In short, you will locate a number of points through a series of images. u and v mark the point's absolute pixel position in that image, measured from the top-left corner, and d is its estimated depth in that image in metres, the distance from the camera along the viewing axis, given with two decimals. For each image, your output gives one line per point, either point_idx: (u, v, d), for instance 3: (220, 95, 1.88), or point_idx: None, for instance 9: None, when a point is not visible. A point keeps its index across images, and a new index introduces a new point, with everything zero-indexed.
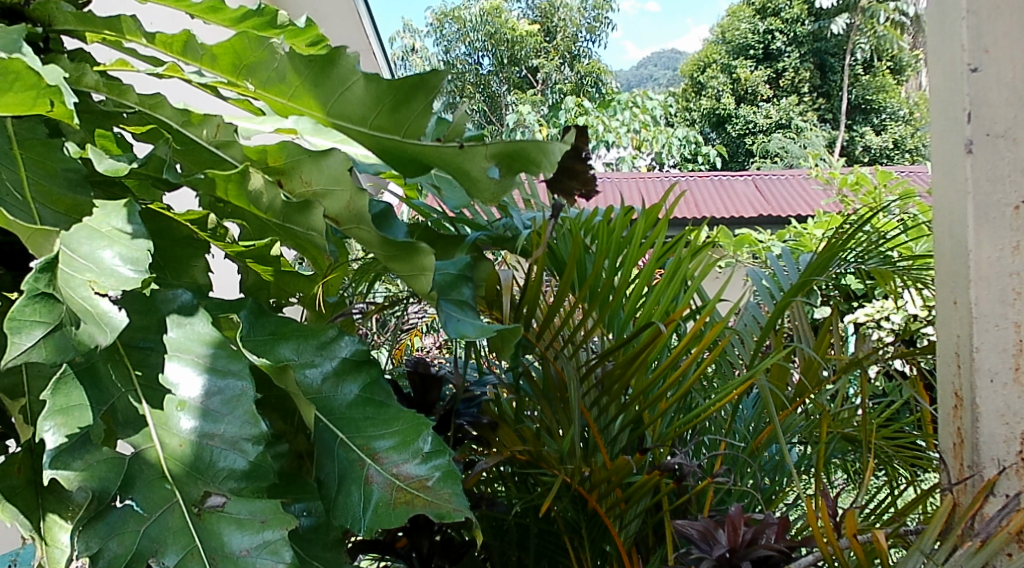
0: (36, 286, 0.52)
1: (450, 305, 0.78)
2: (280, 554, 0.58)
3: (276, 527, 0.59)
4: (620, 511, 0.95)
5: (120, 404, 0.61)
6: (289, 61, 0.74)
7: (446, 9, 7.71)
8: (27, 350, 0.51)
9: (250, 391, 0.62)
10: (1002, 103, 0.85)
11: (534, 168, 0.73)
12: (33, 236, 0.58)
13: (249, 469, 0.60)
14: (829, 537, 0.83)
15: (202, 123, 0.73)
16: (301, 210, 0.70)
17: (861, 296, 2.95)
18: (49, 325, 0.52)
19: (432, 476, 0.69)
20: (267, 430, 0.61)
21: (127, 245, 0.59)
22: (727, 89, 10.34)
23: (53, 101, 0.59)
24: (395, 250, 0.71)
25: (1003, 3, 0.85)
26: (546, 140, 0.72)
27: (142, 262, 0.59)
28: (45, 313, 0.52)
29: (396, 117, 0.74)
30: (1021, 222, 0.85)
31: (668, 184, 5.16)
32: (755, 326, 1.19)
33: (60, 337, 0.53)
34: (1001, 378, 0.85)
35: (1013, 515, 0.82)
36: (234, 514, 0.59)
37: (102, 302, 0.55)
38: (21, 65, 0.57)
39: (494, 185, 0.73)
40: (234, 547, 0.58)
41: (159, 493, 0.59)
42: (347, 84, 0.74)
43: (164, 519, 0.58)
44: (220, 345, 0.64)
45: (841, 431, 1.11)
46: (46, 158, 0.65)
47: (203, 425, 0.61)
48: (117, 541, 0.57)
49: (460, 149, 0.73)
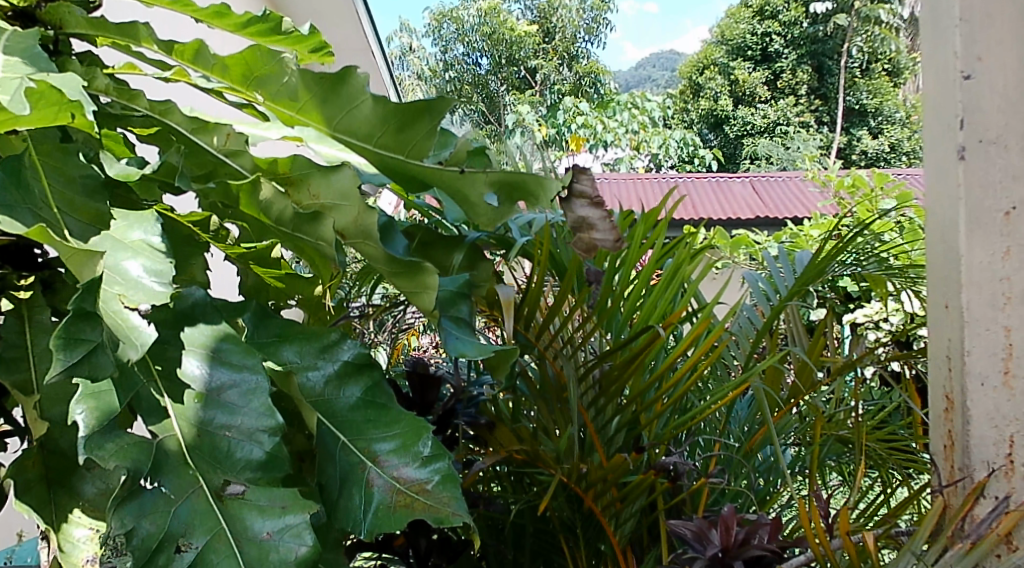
0: (82, 306, 0.55)
1: (450, 323, 0.79)
2: (303, 536, 0.60)
3: (297, 512, 0.60)
4: (616, 510, 0.96)
5: (143, 394, 0.61)
6: (300, 77, 0.76)
7: (445, 9, 7.72)
8: (68, 367, 0.55)
9: (265, 384, 0.63)
10: (993, 110, 0.86)
11: (532, 201, 0.76)
12: (77, 255, 0.55)
13: (266, 460, 0.61)
14: (822, 537, 0.84)
15: (211, 131, 0.75)
16: (312, 220, 0.71)
17: (857, 298, 2.96)
18: (88, 345, 0.56)
19: (431, 480, 0.70)
20: (284, 421, 0.63)
21: (153, 257, 0.61)
22: (724, 91, 10.38)
23: (75, 114, 0.60)
24: (400, 267, 0.72)
25: (994, 12, 0.86)
26: (546, 176, 0.75)
27: (166, 274, 0.60)
28: (86, 333, 0.56)
29: (401, 138, 0.75)
30: (1012, 228, 0.87)
31: (665, 186, 5.18)
32: (750, 328, 1.19)
33: (100, 355, 0.56)
34: (991, 381, 0.87)
35: (1002, 518, 0.84)
36: (255, 500, 0.60)
37: (131, 317, 0.58)
38: (45, 85, 0.58)
39: (491, 212, 0.76)
40: (257, 530, 0.60)
41: (185, 478, 0.60)
42: (356, 102, 0.75)
43: (191, 503, 0.59)
44: (229, 338, 0.65)
45: (836, 433, 1.13)
46: (63, 164, 0.66)
47: (221, 417, 0.62)
48: (149, 520, 0.58)
49: (460, 174, 0.74)
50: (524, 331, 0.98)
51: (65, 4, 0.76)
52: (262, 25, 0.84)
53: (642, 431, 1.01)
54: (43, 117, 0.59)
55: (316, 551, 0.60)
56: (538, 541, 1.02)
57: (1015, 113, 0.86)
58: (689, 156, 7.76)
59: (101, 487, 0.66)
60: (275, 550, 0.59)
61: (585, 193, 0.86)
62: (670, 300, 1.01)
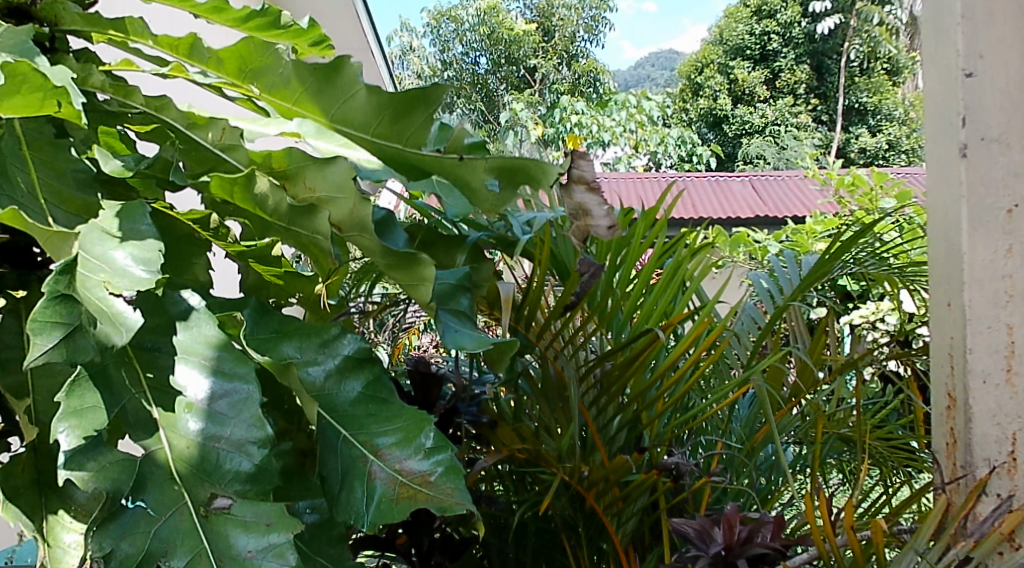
0: (56, 287, 0.56)
1: (449, 316, 0.79)
2: (286, 557, 0.59)
3: (282, 531, 0.60)
4: (618, 509, 0.96)
5: (131, 407, 0.62)
6: (293, 68, 0.76)
7: (444, 9, 7.71)
8: (48, 350, 0.54)
9: (256, 395, 0.63)
10: (996, 107, 0.86)
11: (534, 184, 0.75)
12: (52, 238, 0.58)
13: (255, 472, 0.61)
14: (828, 536, 0.84)
15: (207, 126, 0.74)
16: (307, 214, 0.71)
17: (857, 297, 2.96)
18: (67, 327, 0.55)
19: (434, 471, 0.70)
20: (273, 434, 0.62)
21: (139, 245, 0.60)
22: (723, 90, 10.40)
23: (61, 101, 0.60)
24: (396, 259, 0.72)
25: (996, 9, 0.86)
26: (547, 160, 0.74)
27: (154, 263, 0.60)
28: (64, 314, 0.55)
29: (396, 127, 0.76)
30: (1014, 225, 0.86)
31: (664, 185, 5.17)
32: (753, 328, 1.17)
33: (79, 338, 0.55)
34: (994, 379, 0.87)
35: (1005, 517, 0.84)
36: (240, 516, 0.60)
37: (116, 303, 0.56)
38: (27, 67, 0.58)
39: (493, 198, 0.75)
40: (241, 548, 0.59)
41: (169, 495, 0.59)
42: (351, 92, 0.76)
43: (173, 521, 0.59)
44: (225, 347, 0.65)
45: (838, 431, 1.12)
46: (54, 158, 0.66)
47: (210, 428, 0.62)
48: (128, 542, 0.58)
49: (460, 161, 0.75)
50: (524, 331, 0.98)
51: (61, 2, 0.76)
52: (262, 19, 0.84)
53: (643, 430, 1.01)
54: (28, 101, 0.60)
55: None
56: (540, 540, 1.03)
57: (1017, 110, 0.86)
58: (688, 155, 7.78)
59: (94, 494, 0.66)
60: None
61: (584, 178, 0.88)
62: (670, 301, 1.02)
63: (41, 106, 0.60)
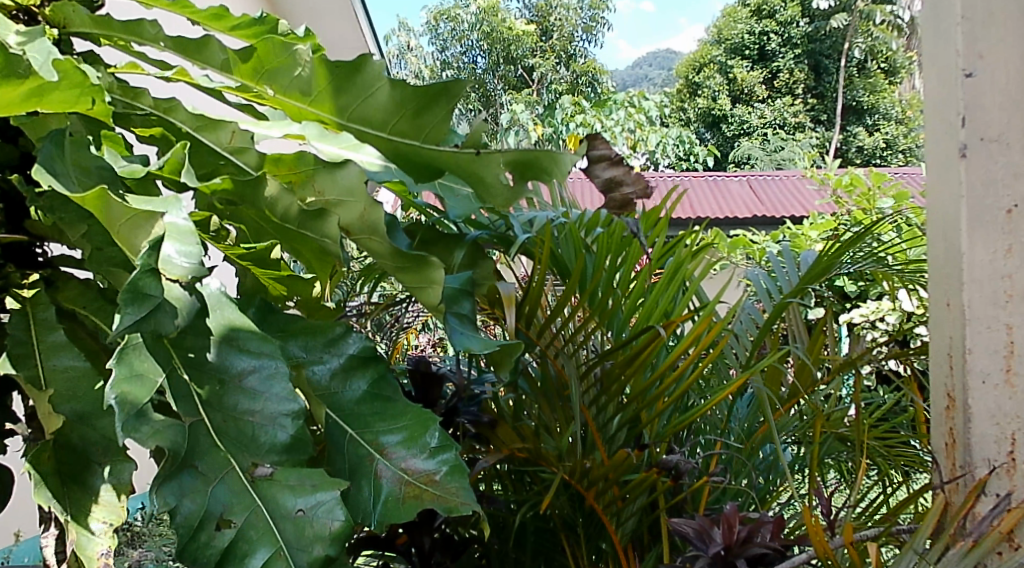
0: (146, 262, 0.53)
1: (454, 319, 0.79)
2: (335, 512, 0.59)
3: (329, 489, 0.60)
4: (617, 508, 0.97)
5: (175, 378, 0.59)
6: (314, 67, 0.76)
7: (441, 9, 7.71)
8: (133, 323, 0.52)
9: (285, 367, 0.62)
10: (995, 108, 0.86)
11: (546, 176, 0.76)
12: (135, 218, 0.56)
13: (291, 442, 0.61)
14: (823, 535, 0.83)
15: (217, 130, 0.74)
16: (317, 218, 0.71)
17: (854, 297, 2.95)
18: (154, 301, 0.53)
19: (439, 471, 0.70)
20: (307, 405, 0.62)
21: (183, 236, 0.56)
22: (721, 90, 10.42)
23: (95, 98, 0.64)
24: (406, 262, 0.72)
25: (997, 10, 0.86)
26: (559, 151, 0.75)
27: (197, 254, 0.56)
28: (151, 288, 0.53)
29: (418, 122, 0.75)
30: (1013, 225, 0.87)
31: (662, 186, 5.17)
32: (751, 326, 1.18)
33: (161, 314, 0.53)
34: (993, 379, 0.87)
35: (1003, 516, 0.84)
36: (285, 481, 0.60)
37: (175, 288, 0.57)
38: (71, 65, 0.61)
39: (507, 191, 0.75)
40: (291, 508, 0.59)
41: (218, 459, 0.59)
42: (372, 90, 0.75)
43: (227, 482, 0.59)
44: (249, 328, 0.63)
45: (835, 430, 1.13)
46: (78, 155, 0.64)
47: (243, 402, 0.61)
48: (190, 499, 0.57)
49: (476, 156, 0.73)
50: (526, 329, 0.98)
51: (70, 3, 0.75)
52: (260, 28, 0.82)
53: (643, 429, 1.00)
54: (64, 97, 0.63)
55: (349, 526, 0.59)
56: (540, 539, 1.02)
57: (1017, 110, 0.86)
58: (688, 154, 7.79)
59: (115, 481, 0.66)
60: (310, 525, 0.59)
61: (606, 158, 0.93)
62: (671, 299, 1.02)
63: (75, 102, 0.64)
